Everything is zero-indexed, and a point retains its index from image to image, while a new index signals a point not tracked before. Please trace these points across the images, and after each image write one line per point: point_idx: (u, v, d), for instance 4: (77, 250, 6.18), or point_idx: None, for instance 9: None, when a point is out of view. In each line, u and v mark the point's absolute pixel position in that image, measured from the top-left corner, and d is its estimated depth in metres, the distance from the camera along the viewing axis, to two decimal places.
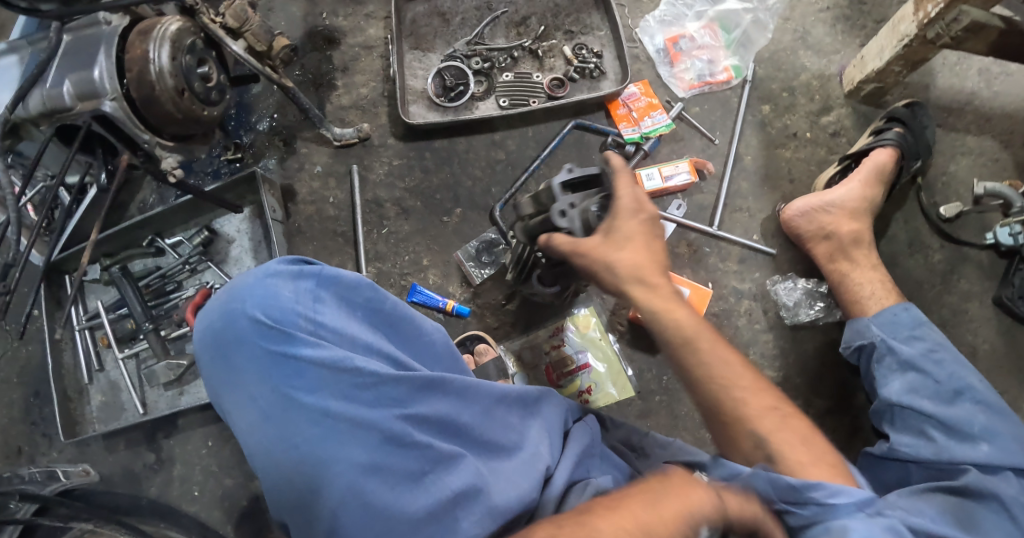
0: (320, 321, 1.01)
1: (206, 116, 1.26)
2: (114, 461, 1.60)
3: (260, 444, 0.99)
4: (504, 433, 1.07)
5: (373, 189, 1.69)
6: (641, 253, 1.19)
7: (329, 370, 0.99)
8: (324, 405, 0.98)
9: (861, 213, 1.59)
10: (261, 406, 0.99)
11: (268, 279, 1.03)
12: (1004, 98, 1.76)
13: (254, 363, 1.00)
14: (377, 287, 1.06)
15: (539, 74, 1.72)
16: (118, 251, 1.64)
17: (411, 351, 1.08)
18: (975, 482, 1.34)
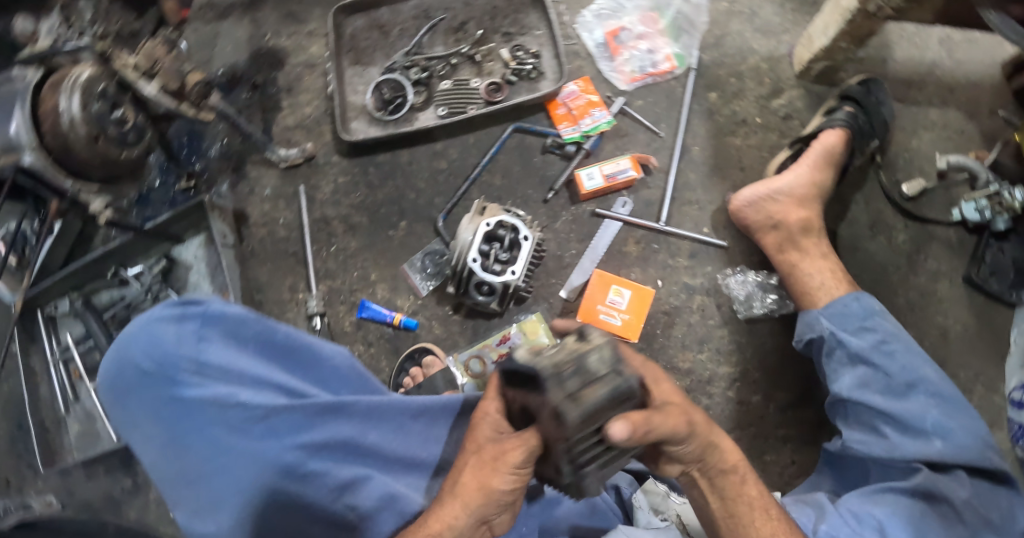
0: (205, 359, 1.05)
1: (125, 157, 1.33)
2: (95, 487, 1.67)
3: (164, 478, 1.06)
4: (410, 445, 1.18)
5: (321, 208, 1.72)
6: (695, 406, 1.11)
7: (217, 408, 1.04)
8: (217, 441, 1.04)
9: (809, 200, 1.55)
10: (159, 446, 1.05)
11: (151, 323, 1.05)
12: (967, 67, 1.70)
13: (147, 407, 1.05)
14: (265, 320, 1.09)
15: (476, 80, 1.70)
16: (83, 283, 1.70)
17: (311, 376, 1.14)
18: (925, 483, 1.30)
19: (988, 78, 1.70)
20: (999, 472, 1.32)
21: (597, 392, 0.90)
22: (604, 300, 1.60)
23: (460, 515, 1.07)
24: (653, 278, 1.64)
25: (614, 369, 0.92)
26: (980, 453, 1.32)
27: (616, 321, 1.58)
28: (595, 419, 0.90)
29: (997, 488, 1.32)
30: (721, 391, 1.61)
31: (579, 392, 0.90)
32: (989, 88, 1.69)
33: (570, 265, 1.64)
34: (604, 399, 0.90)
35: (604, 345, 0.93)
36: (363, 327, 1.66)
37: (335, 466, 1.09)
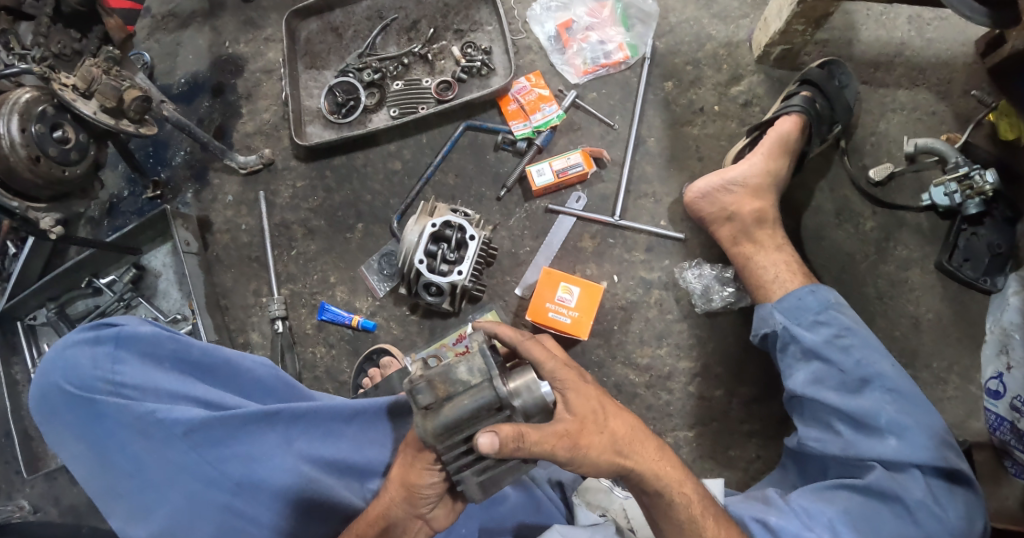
0: (121, 380, 1.08)
1: (68, 175, 1.37)
2: (79, 492, 1.68)
3: (96, 497, 1.10)
4: (342, 449, 1.18)
5: (281, 212, 1.74)
6: (616, 421, 1.10)
7: (136, 426, 1.07)
8: (138, 457, 1.07)
9: (763, 189, 1.50)
10: (85, 467, 1.08)
11: (66, 348, 1.09)
12: (938, 46, 1.67)
13: (69, 429, 1.08)
14: (177, 337, 1.12)
15: (428, 79, 1.69)
16: (59, 294, 1.71)
17: (233, 387, 1.16)
18: (879, 482, 1.26)
19: (963, 55, 1.66)
20: (958, 471, 1.27)
21: (462, 403, 0.97)
22: (553, 298, 1.55)
23: (394, 507, 1.08)
24: (609, 273, 1.61)
25: (484, 380, 0.98)
26: (936, 451, 1.26)
27: (565, 320, 1.54)
28: (458, 427, 0.97)
29: (955, 486, 1.27)
30: (682, 386, 1.58)
31: (444, 400, 0.97)
32: (961, 66, 1.66)
33: (525, 262, 1.63)
34: (469, 409, 0.97)
35: (477, 356, 1.00)
36: (324, 329, 1.68)
37: (260, 476, 1.11)
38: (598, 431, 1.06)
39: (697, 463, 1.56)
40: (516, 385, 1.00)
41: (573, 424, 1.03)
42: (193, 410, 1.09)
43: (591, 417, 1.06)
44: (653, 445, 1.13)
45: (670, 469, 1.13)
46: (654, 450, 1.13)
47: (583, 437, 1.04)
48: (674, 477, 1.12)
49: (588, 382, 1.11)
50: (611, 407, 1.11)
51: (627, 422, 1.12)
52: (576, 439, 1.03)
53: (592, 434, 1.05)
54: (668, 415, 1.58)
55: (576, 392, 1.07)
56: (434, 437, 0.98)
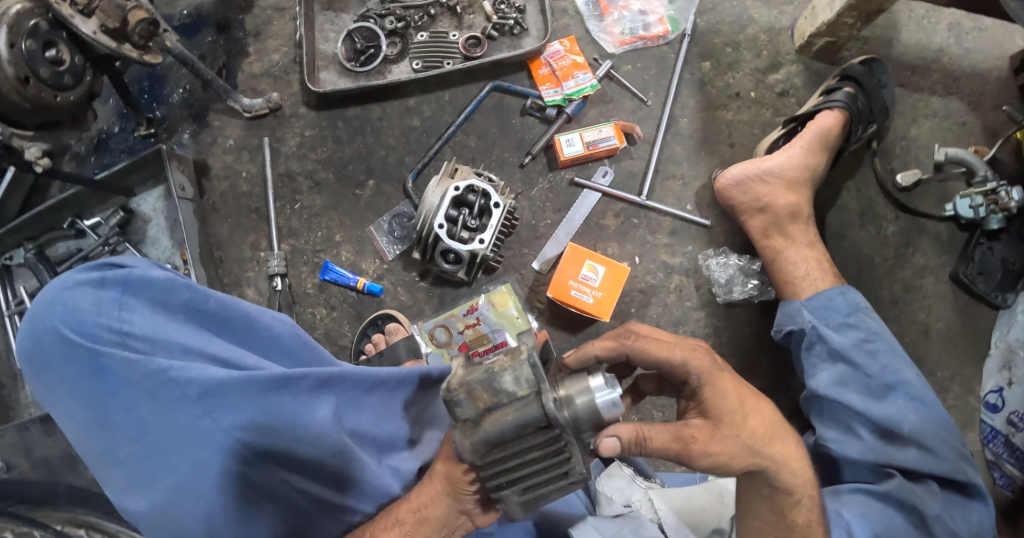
0: (129, 329, 0.99)
1: (60, 102, 1.24)
2: (53, 444, 1.44)
3: (91, 458, 1.02)
4: (367, 420, 1.14)
5: (286, 161, 1.63)
6: (758, 420, 1.06)
7: (144, 383, 0.99)
8: (145, 421, 0.99)
9: (800, 183, 1.46)
10: (82, 424, 1.00)
11: (68, 290, 0.99)
12: (974, 57, 1.55)
13: (66, 382, 0.99)
14: (193, 287, 1.02)
15: (455, 33, 1.58)
16: (38, 234, 1.60)
17: (249, 345, 1.08)
18: (897, 491, 1.24)
19: (996, 69, 1.55)
20: (972, 485, 1.25)
21: (506, 416, 0.91)
22: (576, 275, 1.50)
23: (434, 504, 1.06)
24: (629, 255, 1.56)
25: (531, 392, 0.91)
26: (955, 464, 1.26)
27: (588, 299, 1.49)
28: (502, 442, 0.92)
29: (968, 500, 1.25)
30: None
31: (487, 412, 0.91)
32: (992, 79, 1.55)
33: (545, 236, 1.56)
34: (512, 424, 0.91)
35: (525, 364, 0.92)
36: (325, 290, 1.58)
37: (279, 448, 1.05)
38: (733, 435, 1.04)
39: None
40: (568, 390, 0.96)
41: (703, 429, 1.03)
42: (210, 370, 1.00)
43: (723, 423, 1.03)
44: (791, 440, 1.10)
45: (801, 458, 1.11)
46: (792, 448, 1.10)
47: (712, 444, 1.03)
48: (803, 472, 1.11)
49: (724, 372, 1.06)
50: (752, 405, 1.06)
51: (771, 418, 1.08)
52: (701, 446, 1.02)
53: (725, 439, 1.03)
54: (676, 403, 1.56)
55: (714, 388, 1.05)
56: (474, 451, 0.93)
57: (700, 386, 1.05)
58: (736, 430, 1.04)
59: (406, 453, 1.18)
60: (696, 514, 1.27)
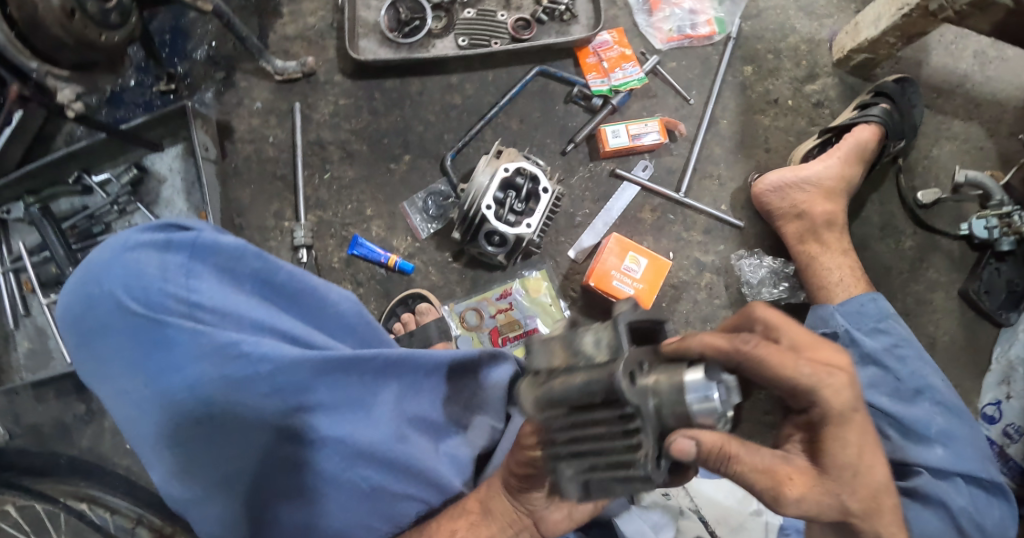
0: (196, 300, 0.94)
1: (104, 42, 1.13)
2: (43, 412, 1.48)
3: (145, 440, 0.96)
4: (431, 408, 1.10)
5: (317, 129, 1.56)
6: (870, 482, 0.91)
7: (212, 359, 0.92)
8: (206, 398, 0.93)
9: (836, 192, 1.49)
10: (139, 401, 0.94)
11: (132, 253, 0.95)
12: (996, 85, 1.63)
13: (125, 354, 0.94)
14: (264, 255, 0.98)
15: (503, 13, 1.55)
16: (41, 187, 1.50)
17: (315, 322, 1.03)
18: (926, 486, 1.29)
19: (1015, 98, 1.63)
20: (995, 484, 1.32)
21: (573, 380, 0.77)
22: (618, 266, 1.49)
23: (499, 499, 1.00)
24: (665, 250, 1.57)
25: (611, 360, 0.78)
26: (978, 463, 1.31)
27: (628, 290, 1.49)
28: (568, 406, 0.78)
29: (991, 497, 1.32)
30: None
31: (561, 371, 0.79)
32: (1010, 108, 1.63)
33: (582, 225, 1.56)
34: (579, 390, 0.77)
35: (611, 327, 0.79)
36: (353, 266, 1.53)
37: (343, 433, 0.99)
38: (835, 494, 0.89)
39: None
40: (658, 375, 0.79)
41: (804, 475, 0.88)
42: (281, 347, 0.95)
43: (829, 474, 0.89)
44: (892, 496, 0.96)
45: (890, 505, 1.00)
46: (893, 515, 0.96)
47: (809, 492, 0.88)
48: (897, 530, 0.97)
49: (861, 414, 0.89)
50: (869, 462, 0.90)
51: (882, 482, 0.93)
52: (796, 492, 0.88)
53: (821, 492, 0.89)
54: None
55: (843, 429, 0.89)
56: (537, 407, 0.80)
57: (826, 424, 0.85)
58: (839, 485, 0.89)
59: (460, 438, 1.13)
60: (732, 504, 1.32)
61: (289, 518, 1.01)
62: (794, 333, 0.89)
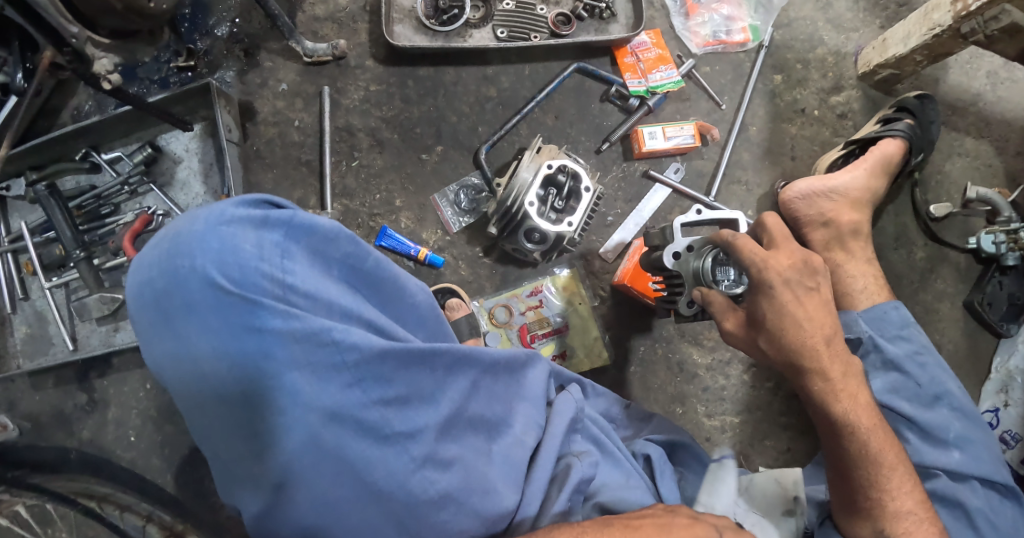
0: (290, 282, 0.89)
1: (154, 9, 1.04)
2: (41, 400, 1.40)
3: (219, 428, 0.91)
4: (489, 405, 1.11)
5: (346, 115, 1.50)
6: (787, 341, 1.06)
7: (303, 345, 0.89)
8: (295, 388, 0.89)
9: (862, 203, 1.53)
10: (218, 388, 0.88)
11: (225, 226, 0.87)
12: (1006, 105, 1.69)
13: (207, 334, 0.87)
14: (359, 241, 0.95)
15: (543, 7, 1.53)
16: (45, 163, 1.42)
17: (390, 312, 1.01)
18: (942, 488, 1.35)
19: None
20: (1007, 487, 1.37)
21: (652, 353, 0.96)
22: None
23: None
24: None
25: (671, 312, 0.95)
26: (993, 466, 1.36)
27: None
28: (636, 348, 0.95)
29: (1003, 499, 1.37)
30: (738, 373, 1.58)
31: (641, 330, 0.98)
32: (1020, 128, 1.69)
33: (614, 225, 1.55)
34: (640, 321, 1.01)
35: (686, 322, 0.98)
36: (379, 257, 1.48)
37: (417, 426, 0.98)
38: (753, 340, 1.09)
39: (739, 450, 1.57)
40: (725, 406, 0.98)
41: (735, 315, 1.10)
42: (373, 337, 0.92)
43: (760, 325, 1.07)
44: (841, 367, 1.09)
45: (853, 387, 1.10)
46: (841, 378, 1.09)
47: (736, 332, 1.11)
48: (858, 391, 1.10)
49: (781, 287, 1.05)
50: (812, 322, 1.06)
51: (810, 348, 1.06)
52: (729, 327, 1.11)
53: (749, 338, 1.10)
54: (721, 399, 1.57)
55: (762, 294, 1.06)
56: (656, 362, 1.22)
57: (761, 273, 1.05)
58: (767, 337, 1.07)
59: (509, 438, 1.15)
60: (766, 503, 1.33)
61: (352, 524, 0.95)
62: (771, 229, 1.09)
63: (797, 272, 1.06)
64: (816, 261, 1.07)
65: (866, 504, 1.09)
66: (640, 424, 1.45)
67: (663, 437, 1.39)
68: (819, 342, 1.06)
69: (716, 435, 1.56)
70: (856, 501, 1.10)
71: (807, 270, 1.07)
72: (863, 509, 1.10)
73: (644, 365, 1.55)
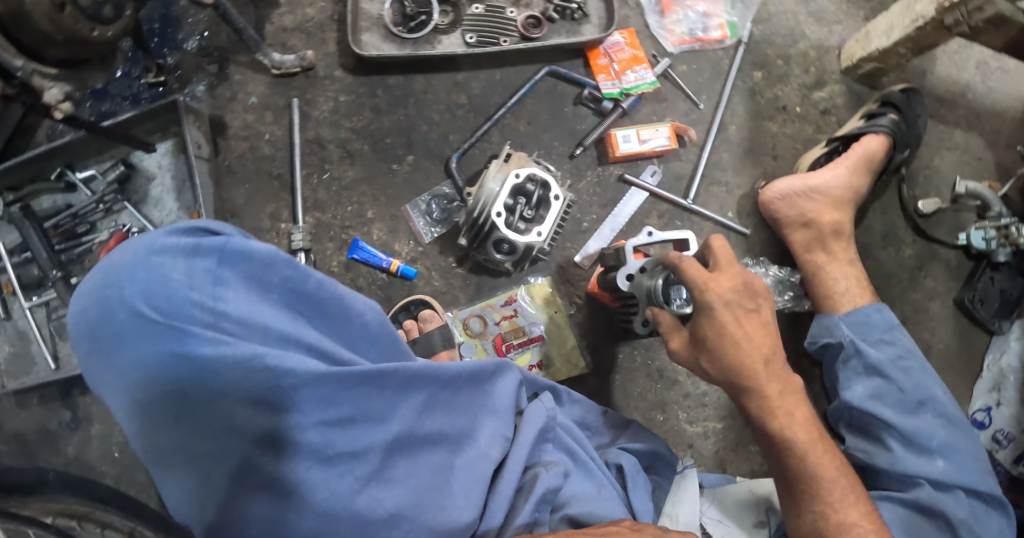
0: (222, 309, 0.91)
1: (98, 37, 1.07)
2: (26, 418, 1.42)
3: (159, 450, 0.94)
4: (446, 419, 1.13)
5: (316, 127, 1.50)
6: (726, 360, 1.15)
7: (236, 371, 0.91)
8: (231, 413, 0.93)
9: (844, 202, 1.49)
10: (155, 412, 0.92)
11: (155, 256, 0.90)
12: (996, 96, 1.65)
13: (140, 363, 0.90)
14: (296, 264, 0.96)
15: (513, 10, 1.50)
16: (20, 185, 1.41)
17: (338, 332, 1.03)
18: (926, 498, 1.30)
19: (1013, 110, 1.65)
20: (994, 497, 1.33)
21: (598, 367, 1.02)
22: None
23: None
24: None
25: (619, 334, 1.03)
26: (979, 476, 1.33)
27: None
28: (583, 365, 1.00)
29: (990, 509, 1.33)
30: None
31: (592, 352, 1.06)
32: (1009, 120, 1.65)
33: (589, 231, 1.53)
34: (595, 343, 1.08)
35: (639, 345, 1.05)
36: (352, 270, 1.48)
37: (360, 444, 1.01)
38: (696, 358, 1.18)
39: (721, 456, 1.56)
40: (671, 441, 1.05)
41: (681, 334, 1.20)
42: (309, 361, 0.95)
43: (701, 345, 1.16)
44: (777, 384, 1.17)
45: (790, 402, 1.18)
46: (778, 393, 1.17)
47: (682, 350, 1.20)
48: (795, 404, 1.18)
49: (717, 309, 1.13)
50: (748, 340, 1.14)
51: (747, 365, 1.15)
52: (675, 346, 1.20)
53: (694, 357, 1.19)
54: (702, 405, 1.56)
55: (705, 314, 1.14)
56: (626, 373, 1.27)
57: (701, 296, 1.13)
58: (706, 354, 1.16)
59: (470, 450, 1.16)
60: (737, 510, 1.34)
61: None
62: (716, 253, 1.15)
63: (738, 295, 1.14)
64: (755, 283, 1.15)
65: (807, 513, 1.16)
66: (618, 432, 1.44)
67: (639, 445, 1.39)
68: (756, 360, 1.15)
69: (697, 440, 1.55)
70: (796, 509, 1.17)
71: (748, 293, 1.14)
72: (803, 519, 1.16)
73: (623, 372, 1.54)
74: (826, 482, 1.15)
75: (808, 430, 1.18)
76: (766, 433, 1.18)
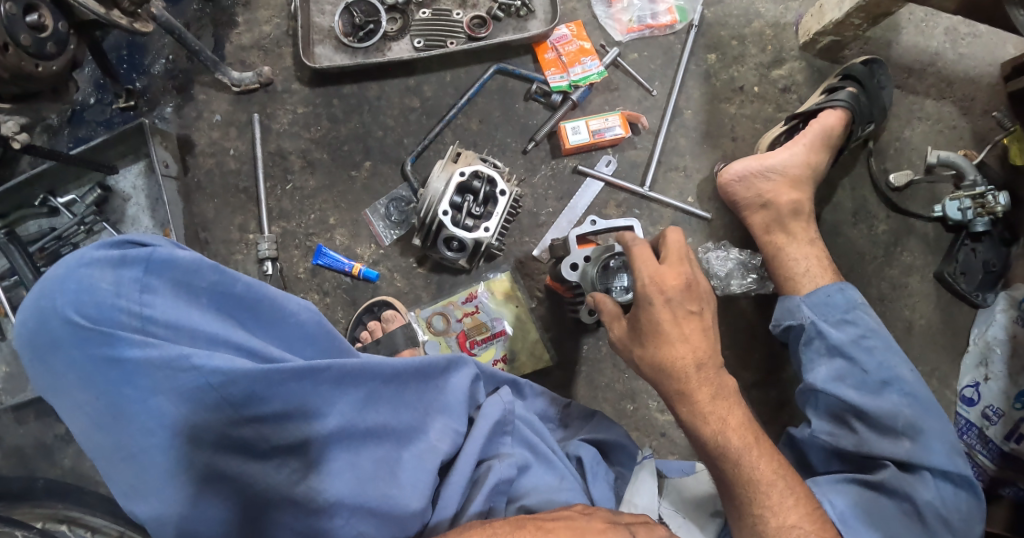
0: (149, 314, 0.99)
1: (42, 72, 1.16)
2: (25, 433, 1.53)
3: (96, 451, 0.99)
4: (395, 416, 1.13)
5: (277, 140, 1.56)
6: (657, 356, 1.13)
7: (162, 370, 0.97)
8: (160, 411, 0.98)
9: (802, 181, 1.46)
10: (91, 413, 0.98)
11: (85, 268, 0.99)
12: (968, 62, 1.62)
13: (75, 366, 0.98)
14: (221, 269, 1.03)
15: (459, 12, 1.53)
16: (7, 212, 1.50)
17: (274, 331, 1.08)
18: (890, 480, 1.24)
19: (987, 75, 1.61)
20: (963, 479, 1.26)
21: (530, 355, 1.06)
22: None
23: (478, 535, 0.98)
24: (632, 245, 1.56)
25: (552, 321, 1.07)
26: (947, 457, 1.26)
27: None
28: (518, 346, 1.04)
29: (959, 491, 1.26)
30: None
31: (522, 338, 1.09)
32: (983, 86, 1.61)
33: (546, 224, 1.54)
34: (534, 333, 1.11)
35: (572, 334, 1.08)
36: (318, 275, 1.53)
37: (292, 447, 1.03)
38: (632, 351, 1.17)
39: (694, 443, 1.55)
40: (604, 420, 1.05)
41: (621, 324, 1.19)
42: (236, 360, 1.00)
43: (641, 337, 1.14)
44: (710, 389, 1.13)
45: (722, 408, 1.13)
46: (709, 401, 1.13)
47: (621, 339, 1.18)
48: (731, 407, 1.14)
49: (655, 303, 1.12)
50: (682, 337, 1.12)
51: (678, 366, 1.12)
52: (616, 333, 1.19)
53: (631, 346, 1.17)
54: None
55: (642, 308, 1.13)
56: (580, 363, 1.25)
57: (644, 292, 1.12)
58: (642, 346, 1.14)
59: (422, 446, 1.15)
60: (693, 504, 1.30)
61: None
62: (670, 246, 1.14)
63: (680, 297, 1.12)
64: (701, 284, 1.13)
65: (748, 519, 1.11)
66: (580, 423, 1.42)
67: (596, 436, 1.37)
68: (688, 364, 1.12)
69: (670, 429, 1.55)
70: (737, 514, 1.12)
71: (692, 295, 1.12)
72: (743, 524, 1.11)
73: (589, 363, 1.55)
74: (764, 487, 1.11)
75: (744, 434, 1.13)
76: (698, 438, 1.15)
